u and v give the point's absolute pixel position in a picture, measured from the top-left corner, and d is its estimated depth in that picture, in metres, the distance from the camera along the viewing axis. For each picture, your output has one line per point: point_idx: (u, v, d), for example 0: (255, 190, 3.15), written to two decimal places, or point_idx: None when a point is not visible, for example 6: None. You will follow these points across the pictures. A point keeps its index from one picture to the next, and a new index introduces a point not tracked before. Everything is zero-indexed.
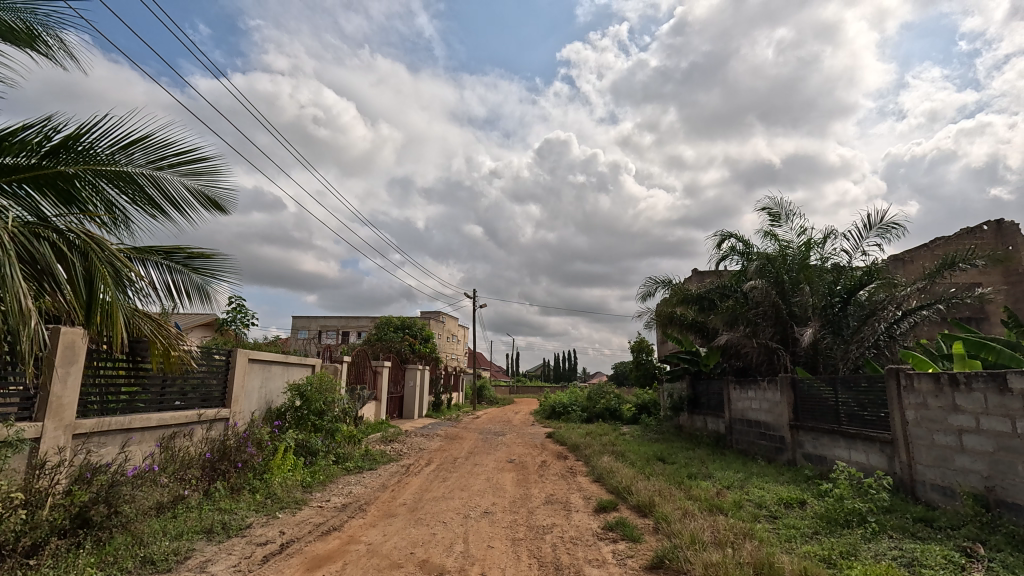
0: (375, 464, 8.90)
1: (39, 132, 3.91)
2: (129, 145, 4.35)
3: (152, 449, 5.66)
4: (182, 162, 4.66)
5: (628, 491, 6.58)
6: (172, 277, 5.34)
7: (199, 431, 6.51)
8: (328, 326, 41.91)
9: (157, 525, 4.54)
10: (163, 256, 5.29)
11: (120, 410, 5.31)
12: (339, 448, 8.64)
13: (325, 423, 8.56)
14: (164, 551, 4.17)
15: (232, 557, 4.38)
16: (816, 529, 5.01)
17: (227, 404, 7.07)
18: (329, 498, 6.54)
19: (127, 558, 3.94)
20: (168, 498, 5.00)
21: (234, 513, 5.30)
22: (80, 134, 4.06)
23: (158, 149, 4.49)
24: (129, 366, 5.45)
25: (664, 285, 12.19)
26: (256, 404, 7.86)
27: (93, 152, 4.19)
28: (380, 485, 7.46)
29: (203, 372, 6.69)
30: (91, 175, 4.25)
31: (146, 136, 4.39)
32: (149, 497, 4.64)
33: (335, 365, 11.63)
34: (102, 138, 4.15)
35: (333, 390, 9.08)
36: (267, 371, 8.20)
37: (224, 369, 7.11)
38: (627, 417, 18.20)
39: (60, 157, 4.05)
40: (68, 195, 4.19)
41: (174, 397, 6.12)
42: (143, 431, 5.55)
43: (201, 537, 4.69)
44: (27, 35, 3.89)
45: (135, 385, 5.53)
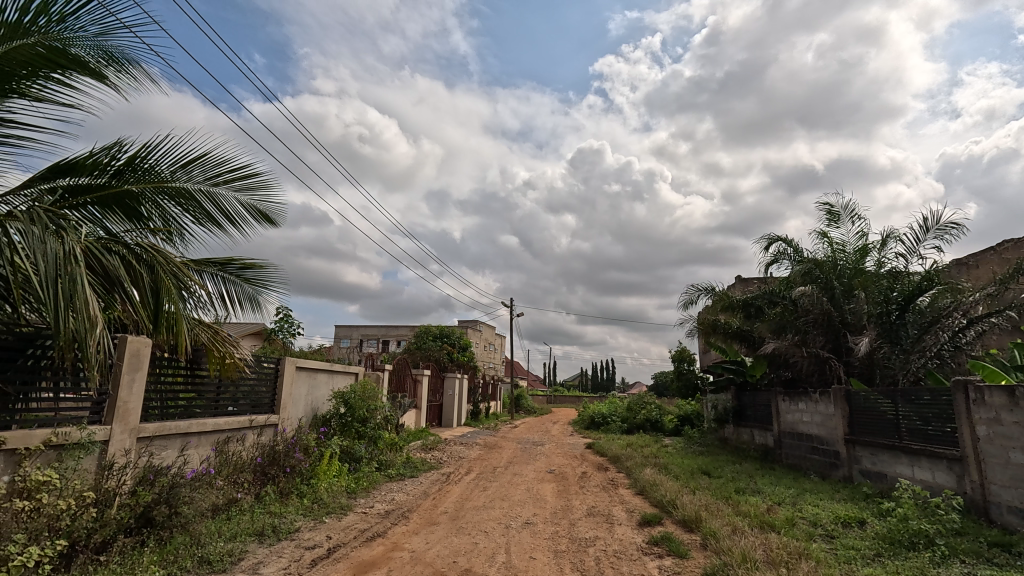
0: (416, 471, 9.02)
1: (108, 153, 4.19)
2: (189, 164, 4.63)
3: (209, 453, 5.91)
4: (236, 178, 4.93)
5: (673, 505, 6.39)
6: (227, 287, 5.62)
7: (251, 436, 6.76)
8: (369, 335, 43.03)
9: (213, 527, 4.73)
10: (217, 267, 5.59)
11: (179, 415, 5.57)
12: (382, 455, 8.82)
13: (368, 430, 8.75)
14: (220, 552, 4.33)
15: (282, 559, 4.51)
16: (877, 550, 4.73)
17: (275, 411, 7.33)
18: (372, 504, 6.66)
19: (186, 558, 4.12)
20: (223, 500, 5.21)
21: (284, 517, 5.47)
22: (145, 155, 4.34)
23: (215, 166, 4.76)
24: (187, 374, 5.72)
25: (707, 292, 11.90)
26: (303, 411, 8.12)
27: (157, 171, 4.47)
28: (421, 493, 7.52)
29: (254, 380, 6.95)
30: (154, 193, 4.54)
31: (204, 154, 4.67)
32: (206, 499, 4.84)
33: (377, 373, 11.89)
34: (165, 158, 4.43)
35: (376, 398, 9.24)
36: (313, 379, 8.46)
37: (272, 377, 7.36)
38: (669, 428, 17.74)
39: (125, 176, 4.33)
40: (135, 212, 4.50)
41: (227, 403, 6.38)
42: (200, 436, 5.80)
43: (253, 539, 4.85)
44: (105, 65, 4.25)
45: (192, 391, 5.78)
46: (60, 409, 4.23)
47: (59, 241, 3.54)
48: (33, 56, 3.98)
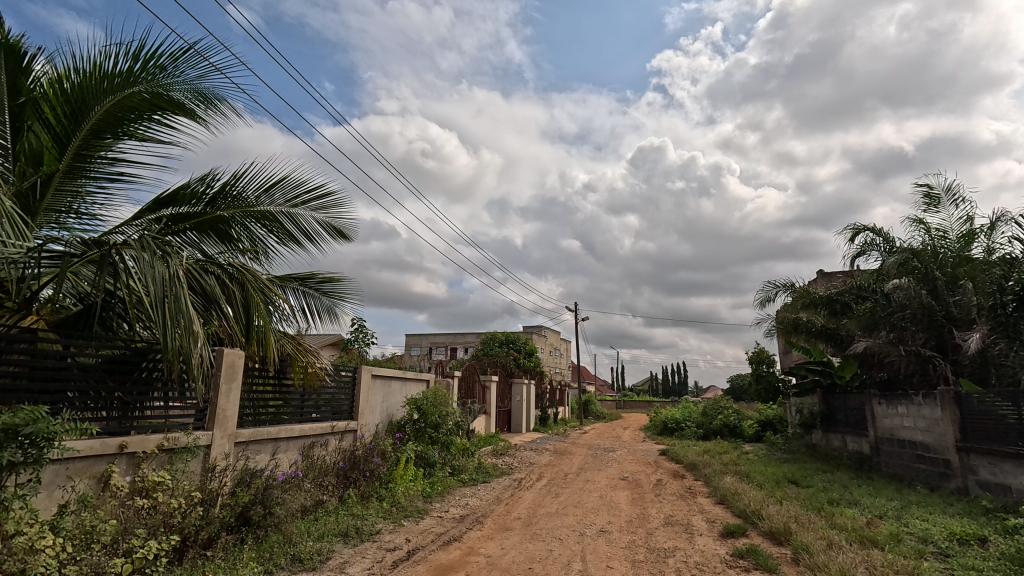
0: (488, 476, 9.12)
1: (202, 183, 4.62)
2: (271, 188, 5.01)
3: (296, 457, 6.30)
4: (313, 199, 5.27)
5: (758, 516, 6.02)
6: (307, 300, 6.00)
7: (333, 441, 7.14)
8: (437, 343, 44.24)
9: (303, 527, 5.03)
10: (299, 282, 5.98)
11: (270, 421, 5.98)
12: (454, 460, 9.00)
13: (441, 436, 8.96)
14: (310, 550, 4.58)
15: (365, 560, 4.70)
16: (1004, 573, 4.20)
17: (354, 417, 7.70)
18: (447, 508, 6.80)
19: (280, 555, 4.40)
20: (311, 501, 5.53)
21: (365, 519, 5.71)
22: (234, 182, 4.75)
23: (294, 188, 5.12)
24: (276, 383, 6.14)
25: (785, 289, 11.19)
26: (379, 417, 8.47)
27: (245, 196, 4.86)
28: (494, 498, 7.59)
29: (334, 388, 7.34)
30: (242, 217, 4.94)
31: (284, 178, 5.03)
32: (295, 500, 5.16)
33: (447, 380, 12.17)
34: (251, 185, 4.82)
35: (447, 404, 9.46)
36: (388, 386, 8.81)
37: (351, 385, 7.74)
38: (749, 434, 16.79)
39: (217, 203, 4.75)
40: (226, 236, 4.91)
41: (311, 410, 6.78)
42: (288, 441, 6.20)
43: (339, 539, 5.10)
44: (198, 104, 4.70)
45: (280, 399, 6.20)
46: (170, 417, 4.66)
47: (165, 265, 3.90)
48: (140, 101, 4.51)
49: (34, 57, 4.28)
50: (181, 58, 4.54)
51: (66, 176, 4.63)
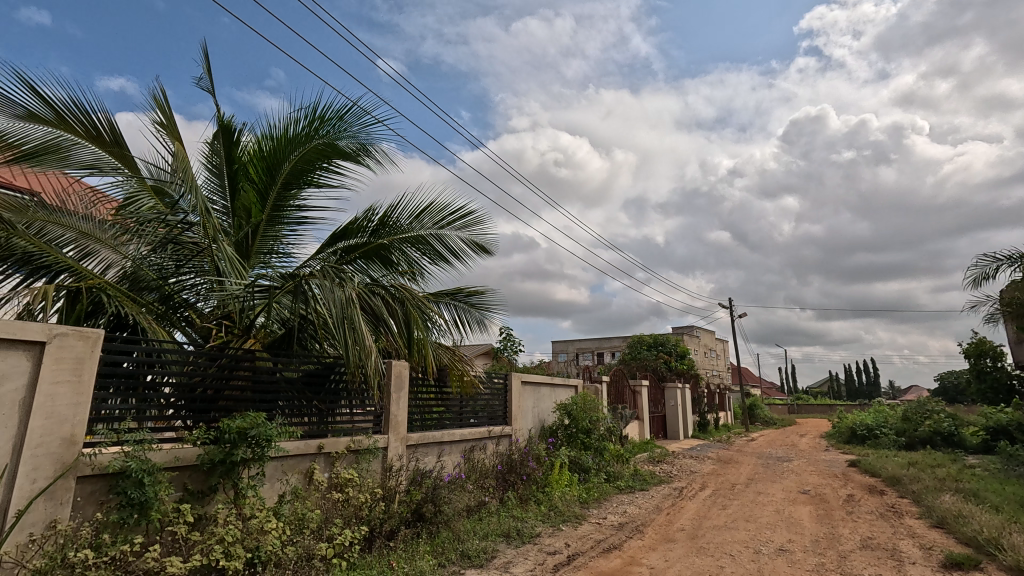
0: (646, 484, 8.78)
1: (366, 217, 5.32)
2: (421, 214, 5.57)
3: (459, 459, 6.78)
4: (457, 219, 5.74)
5: (996, 546, 4.84)
6: (459, 313, 6.47)
7: (490, 445, 7.53)
8: (583, 348, 44.20)
9: (469, 525, 5.37)
10: (450, 297, 6.48)
11: (434, 426, 6.52)
12: (609, 466, 8.85)
13: (594, 442, 8.88)
14: (477, 548, 4.87)
15: (528, 561, 4.84)
16: None
17: (509, 422, 8.03)
18: (605, 515, 6.70)
19: (451, 550, 4.75)
20: (475, 502, 5.89)
21: (525, 521, 5.89)
22: (391, 213, 5.38)
23: (440, 212, 5.63)
24: (437, 391, 6.67)
25: (1011, 262, 8.97)
26: (531, 422, 8.72)
27: (400, 224, 5.48)
28: (654, 507, 7.27)
29: (488, 395, 7.73)
30: (400, 242, 5.53)
31: (431, 204, 5.57)
32: (461, 500, 5.54)
33: (595, 385, 12.06)
34: (405, 213, 5.41)
35: (597, 409, 9.36)
36: (537, 392, 9.02)
37: (503, 391, 8.10)
38: (973, 444, 13.69)
39: (379, 233, 5.41)
40: (388, 260, 5.53)
41: (469, 415, 7.23)
42: (451, 444, 6.70)
43: (502, 539, 5.33)
44: (359, 150, 5.47)
45: (441, 406, 6.72)
46: (354, 422, 5.35)
47: (342, 289, 4.52)
48: (317, 154, 5.36)
49: (242, 133, 5.36)
50: (344, 114, 5.33)
51: (267, 224, 5.65)
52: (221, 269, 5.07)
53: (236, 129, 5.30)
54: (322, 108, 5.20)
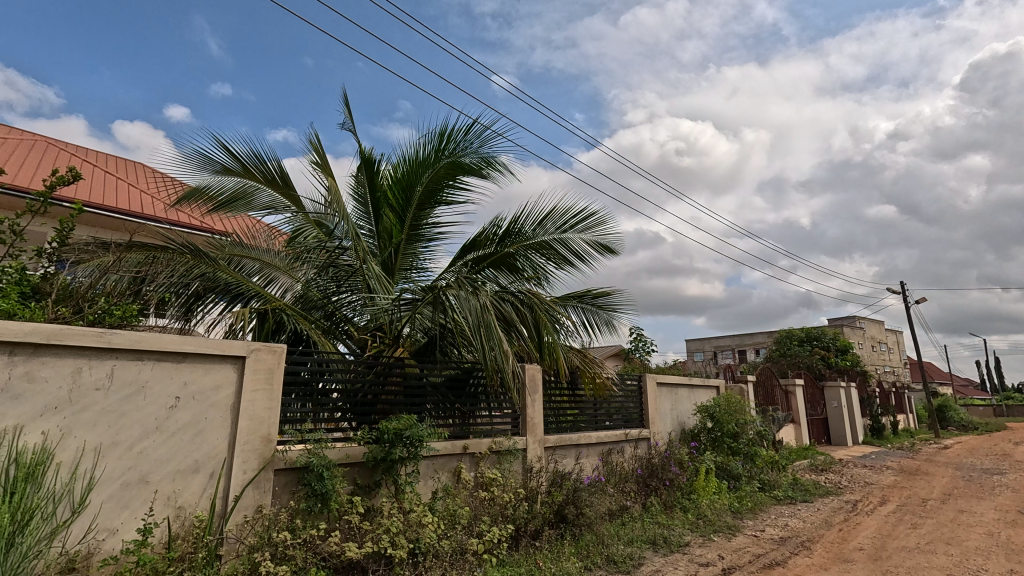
0: (810, 495, 7.86)
1: (493, 227, 5.59)
2: (544, 220, 5.72)
3: (597, 462, 6.72)
4: (580, 222, 5.81)
5: None
6: (587, 315, 6.45)
7: (628, 448, 7.35)
8: (722, 346, 41.12)
9: (613, 530, 5.28)
10: (577, 300, 6.49)
11: (569, 428, 6.55)
12: (763, 474, 8.08)
13: (743, 447, 8.19)
14: (622, 554, 4.76)
15: (678, 571, 4.61)
16: None
17: (646, 425, 7.76)
18: (762, 528, 6.12)
19: (596, 554, 4.71)
20: (617, 506, 5.78)
21: (672, 529, 5.63)
22: (516, 222, 5.59)
23: (562, 216, 5.74)
24: (570, 394, 6.69)
25: None
26: (670, 425, 8.33)
27: (525, 232, 5.67)
28: (822, 521, 6.47)
29: (622, 397, 7.55)
30: (526, 249, 5.70)
31: (553, 210, 5.70)
32: (602, 503, 5.48)
33: (740, 385, 11.13)
34: (529, 221, 5.59)
35: (744, 411, 8.62)
36: (675, 393, 8.60)
37: (638, 393, 7.86)
38: None
39: (506, 242, 5.65)
40: (514, 268, 5.72)
41: (604, 418, 7.14)
42: (588, 447, 6.67)
43: (648, 547, 5.15)
44: (483, 166, 5.80)
45: (575, 408, 6.73)
46: (493, 424, 5.60)
47: (477, 297, 4.77)
48: (445, 174, 5.77)
49: (381, 163, 5.96)
50: (467, 133, 5.70)
51: (406, 243, 6.17)
52: (372, 286, 5.66)
53: (375, 160, 5.91)
54: (448, 130, 5.61)
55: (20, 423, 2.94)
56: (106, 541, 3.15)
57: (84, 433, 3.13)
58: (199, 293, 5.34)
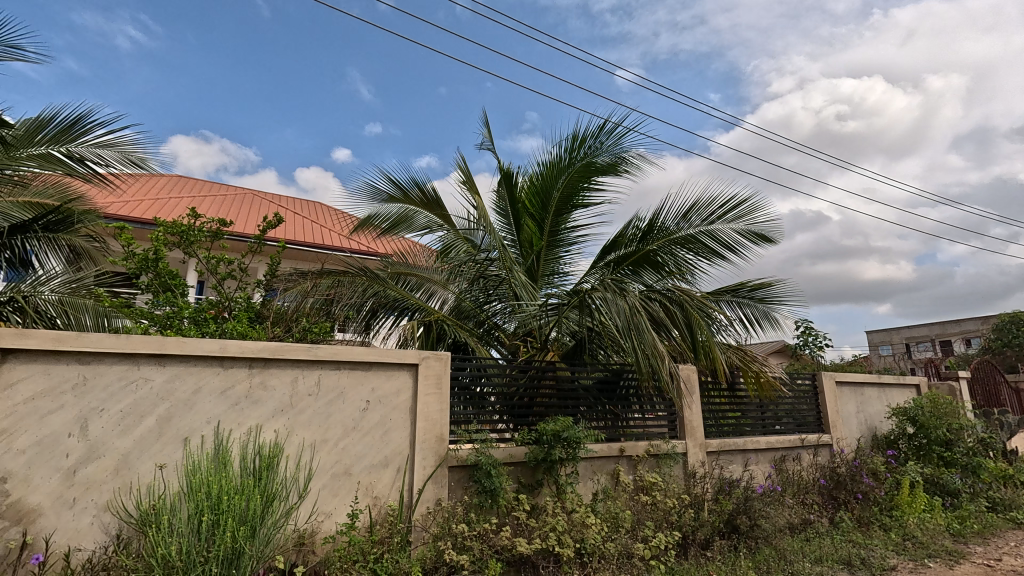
0: None
1: (635, 226, 5.54)
2: (688, 213, 5.56)
3: (769, 470, 6.16)
4: (727, 211, 5.58)
5: None
6: (743, 309, 6.07)
7: (806, 456, 6.60)
8: (917, 337, 34.66)
9: (795, 545, 4.77)
10: (731, 294, 6.13)
11: (733, 433, 6.09)
12: (993, 491, 6.62)
13: (959, 457, 6.81)
14: (811, 572, 4.27)
15: None
16: None
17: (826, 430, 6.89)
18: (998, 556, 5.02)
19: (778, 570, 4.29)
20: (798, 520, 5.21)
21: (872, 550, 4.90)
22: (658, 218, 5.51)
23: (708, 207, 5.55)
24: (731, 395, 6.23)
25: None
26: (857, 431, 7.30)
27: (668, 228, 5.56)
28: None
29: (794, 399, 6.81)
30: (669, 244, 5.56)
31: (697, 202, 5.53)
32: (780, 515, 4.99)
33: (948, 383, 9.29)
34: (672, 215, 5.48)
35: (958, 414, 7.17)
36: (860, 394, 7.51)
37: (813, 394, 7.02)
38: None
39: (649, 240, 5.57)
40: (658, 264, 5.59)
41: (773, 422, 6.51)
42: (757, 453, 6.15)
43: (843, 567, 4.55)
44: (619, 166, 5.86)
45: (739, 411, 6.24)
46: (649, 427, 5.46)
47: (625, 298, 4.71)
48: (581, 178, 5.88)
49: (518, 176, 6.25)
50: (602, 135, 5.78)
51: (547, 250, 6.36)
52: (519, 293, 5.93)
53: (513, 173, 6.19)
54: (581, 134, 5.70)
55: (260, 423, 3.65)
56: (324, 522, 3.74)
57: (303, 431, 3.78)
58: (373, 311, 6.12)
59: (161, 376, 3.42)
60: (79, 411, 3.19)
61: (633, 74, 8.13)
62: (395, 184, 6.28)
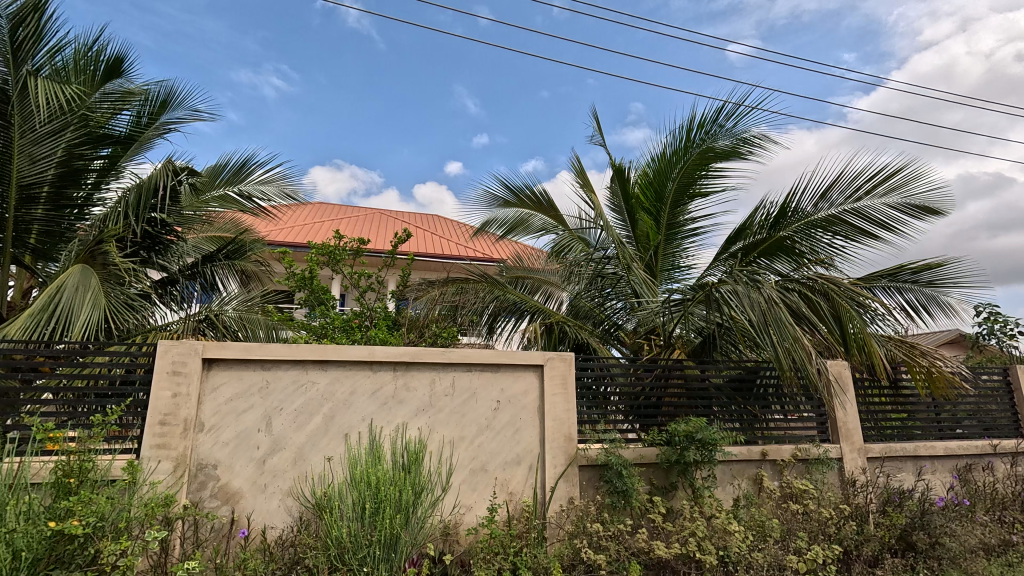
0: None
1: (765, 211, 5.13)
2: (828, 191, 5.02)
3: (951, 480, 5.29)
4: (877, 184, 4.95)
5: None
6: (904, 296, 5.35)
7: (1000, 465, 5.56)
8: None
9: (995, 570, 4.04)
10: (888, 279, 5.41)
11: (900, 437, 5.34)
12: None
13: None
14: None
15: None
16: None
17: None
18: None
19: None
20: (995, 540, 4.40)
21: None
22: (792, 199, 5.04)
23: (852, 182, 4.96)
24: (894, 394, 5.47)
25: None
26: None
27: (804, 210, 5.07)
28: None
29: (978, 398, 5.78)
30: (806, 228, 5.08)
31: (839, 178, 4.97)
32: (971, 534, 4.26)
33: None
34: (809, 196, 4.99)
35: None
36: None
37: (1005, 392, 5.90)
38: None
39: (781, 225, 5.12)
40: (794, 251, 5.13)
41: (953, 425, 5.58)
42: (933, 460, 5.32)
43: None
44: (741, 148, 5.48)
45: (906, 412, 5.45)
46: (794, 429, 5.00)
47: (760, 291, 4.36)
48: (699, 165, 5.59)
49: (630, 170, 6.11)
50: (721, 118, 5.44)
51: (665, 243, 6.13)
52: (638, 291, 5.79)
53: (625, 167, 6.06)
54: (698, 119, 5.41)
55: (406, 421, 4.01)
56: (466, 514, 4.00)
57: (442, 429, 4.07)
58: (495, 315, 6.36)
59: (324, 379, 3.91)
60: (265, 410, 3.77)
61: (750, 46, 7.52)
62: (509, 191, 6.48)
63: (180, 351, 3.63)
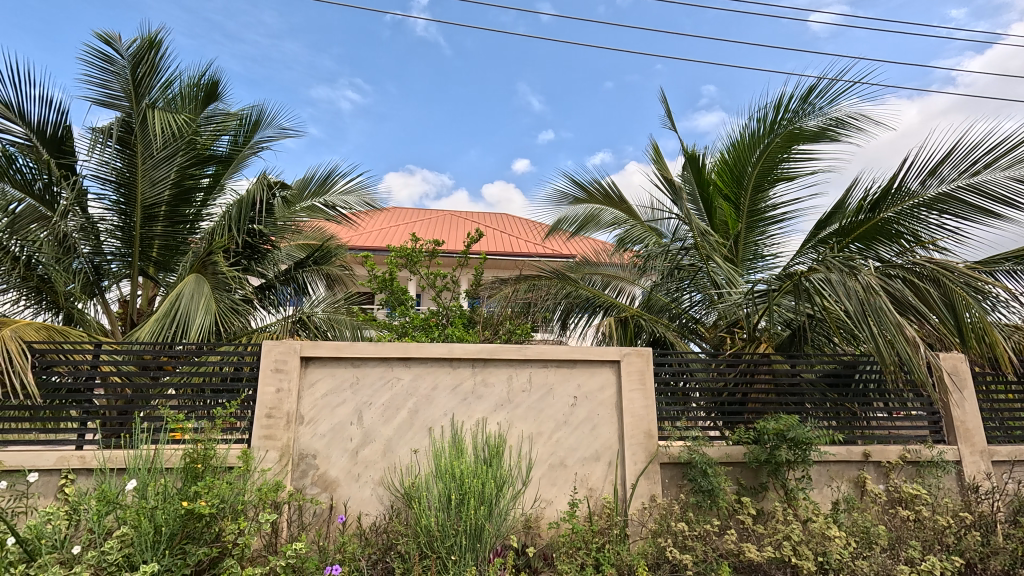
0: None
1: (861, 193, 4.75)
2: (937, 167, 4.54)
3: None
4: (999, 156, 4.40)
5: None
6: None
7: None
8: None
9: None
10: (1014, 261, 4.81)
11: None
12: None
13: None
14: None
15: None
16: None
17: None
18: None
19: None
20: None
21: None
22: (893, 178, 4.62)
23: (968, 155, 4.44)
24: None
25: None
26: None
27: (909, 188, 4.62)
28: None
29: None
30: (911, 208, 4.63)
31: (951, 151, 4.47)
32: None
33: None
34: (914, 173, 4.54)
35: None
36: None
37: None
38: None
39: (881, 206, 4.71)
40: (896, 235, 4.71)
41: None
42: None
43: None
44: (832, 127, 5.10)
45: None
46: (901, 428, 4.58)
47: (856, 278, 4.03)
48: (784, 148, 5.28)
49: (707, 157, 5.88)
50: (809, 95, 5.08)
51: (747, 232, 5.83)
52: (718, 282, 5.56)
53: (702, 154, 5.84)
54: (783, 99, 5.10)
55: (485, 416, 4.12)
56: (546, 509, 4.06)
57: (520, 424, 4.14)
58: (567, 311, 6.36)
59: (408, 375, 4.11)
60: (355, 404, 4.02)
61: (835, 14, 6.95)
62: (579, 186, 6.43)
63: (280, 350, 3.96)
